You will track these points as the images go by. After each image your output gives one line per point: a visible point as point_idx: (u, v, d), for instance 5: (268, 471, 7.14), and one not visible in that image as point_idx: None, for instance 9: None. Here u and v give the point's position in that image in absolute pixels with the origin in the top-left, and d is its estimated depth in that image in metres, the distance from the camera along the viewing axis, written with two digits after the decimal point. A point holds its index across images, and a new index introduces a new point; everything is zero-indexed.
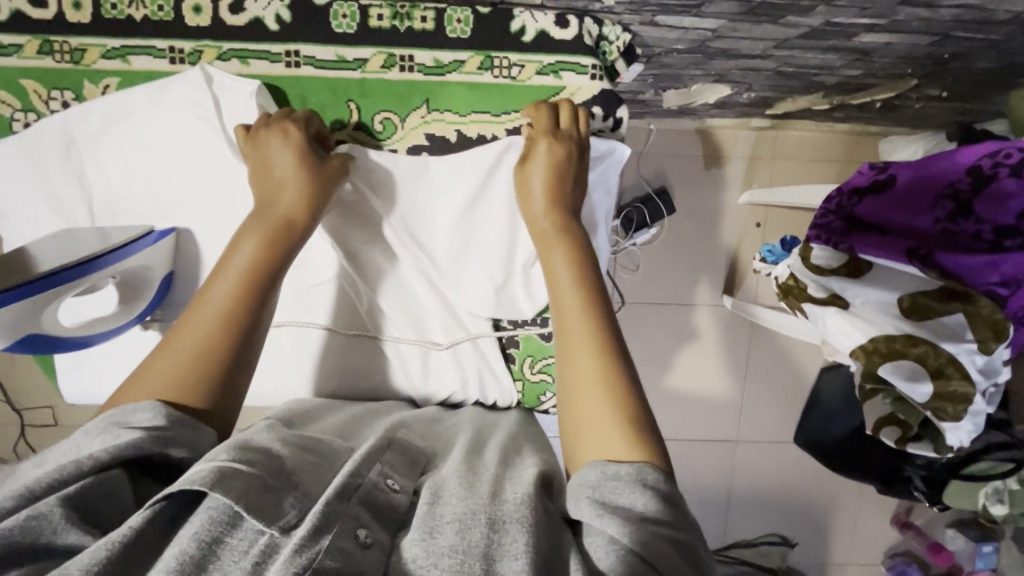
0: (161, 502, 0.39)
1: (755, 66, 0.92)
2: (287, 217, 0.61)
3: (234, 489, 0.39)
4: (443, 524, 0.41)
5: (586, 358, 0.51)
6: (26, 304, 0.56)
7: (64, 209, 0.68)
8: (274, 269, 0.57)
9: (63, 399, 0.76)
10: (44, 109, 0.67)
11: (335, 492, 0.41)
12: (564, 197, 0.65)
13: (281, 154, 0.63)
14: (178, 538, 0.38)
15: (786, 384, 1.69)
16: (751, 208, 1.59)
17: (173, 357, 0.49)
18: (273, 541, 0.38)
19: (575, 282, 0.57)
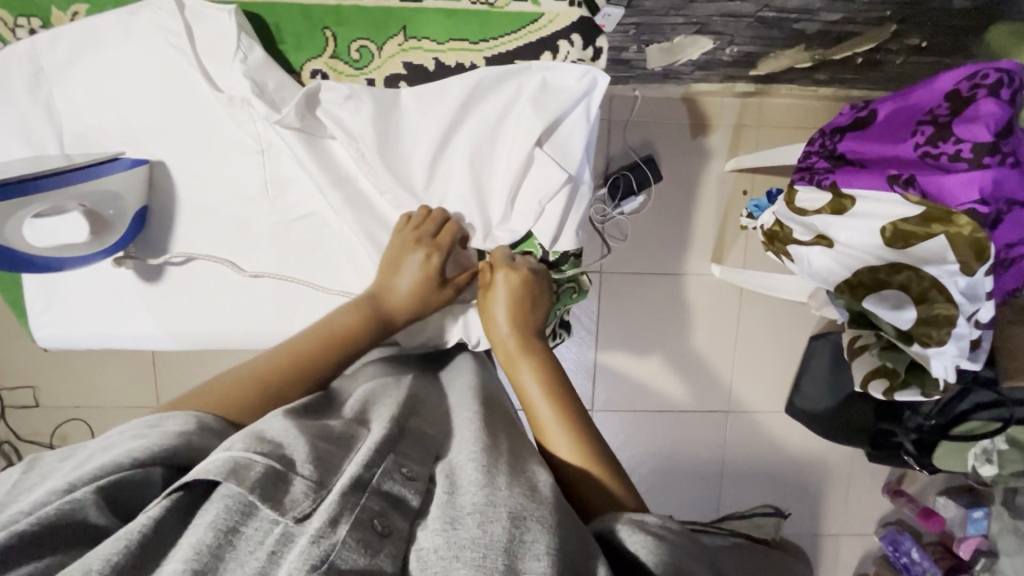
0: (177, 493, 0.40)
1: (737, 11, 0.93)
2: (388, 315, 0.67)
3: (247, 481, 0.39)
4: (465, 514, 0.41)
5: (566, 444, 0.55)
6: None
7: (32, 140, 0.67)
8: (352, 345, 0.64)
9: (35, 343, 0.74)
10: (11, 37, 0.66)
11: (349, 483, 0.42)
12: (529, 314, 0.67)
13: (413, 270, 0.67)
14: (193, 527, 0.38)
15: (775, 355, 1.69)
16: (737, 175, 1.59)
17: (236, 384, 0.55)
18: (287, 529, 0.38)
19: (546, 395, 0.59)
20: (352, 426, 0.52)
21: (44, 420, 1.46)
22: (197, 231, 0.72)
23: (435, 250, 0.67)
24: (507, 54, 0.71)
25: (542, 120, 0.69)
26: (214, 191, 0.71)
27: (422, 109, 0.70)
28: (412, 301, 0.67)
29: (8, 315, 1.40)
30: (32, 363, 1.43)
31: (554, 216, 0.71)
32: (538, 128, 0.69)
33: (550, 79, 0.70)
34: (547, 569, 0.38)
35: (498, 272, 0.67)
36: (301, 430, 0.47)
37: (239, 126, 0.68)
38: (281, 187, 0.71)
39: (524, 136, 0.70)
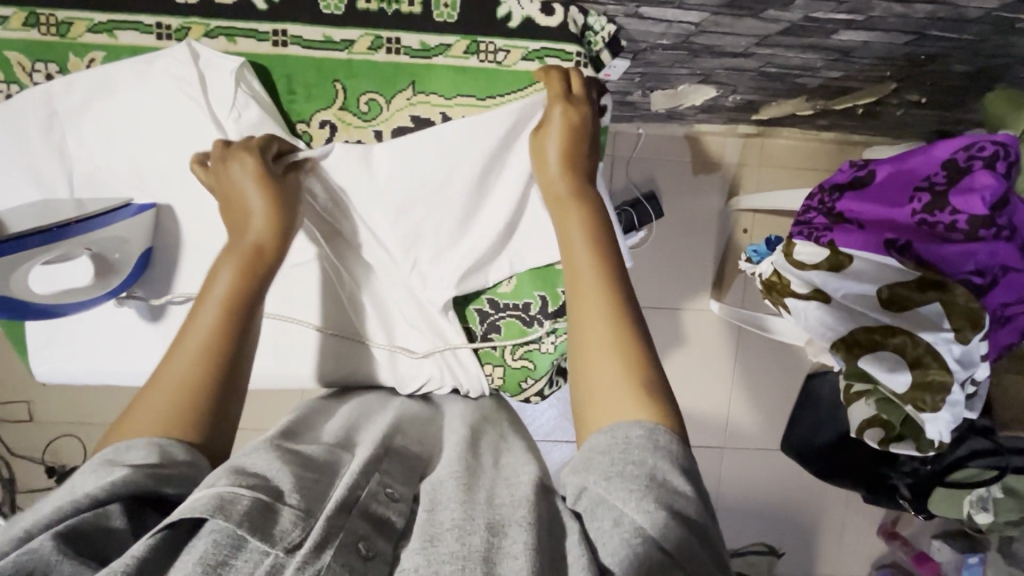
0: (163, 531, 0.38)
1: (740, 65, 0.95)
2: (259, 246, 0.59)
3: (236, 513, 0.38)
4: (444, 530, 0.40)
5: (608, 347, 0.51)
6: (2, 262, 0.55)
7: (41, 182, 0.68)
8: (252, 297, 0.56)
9: (34, 379, 0.74)
10: (27, 81, 0.67)
11: (336, 506, 0.41)
12: (580, 161, 0.64)
13: (245, 179, 0.62)
14: (179, 564, 0.37)
15: (772, 393, 1.69)
16: (739, 214, 1.61)
17: (171, 390, 0.49)
18: (276, 561, 0.37)
19: (590, 248, 0.57)
20: (336, 450, 0.52)
21: (37, 434, 1.47)
22: (198, 276, 0.72)
23: (249, 154, 0.63)
24: None
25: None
26: (216, 234, 0.71)
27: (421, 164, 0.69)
28: (272, 222, 0.61)
29: None
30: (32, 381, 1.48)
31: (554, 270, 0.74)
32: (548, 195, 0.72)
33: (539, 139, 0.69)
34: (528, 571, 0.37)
35: (556, 103, 0.64)
36: (284, 460, 0.46)
37: None
38: None
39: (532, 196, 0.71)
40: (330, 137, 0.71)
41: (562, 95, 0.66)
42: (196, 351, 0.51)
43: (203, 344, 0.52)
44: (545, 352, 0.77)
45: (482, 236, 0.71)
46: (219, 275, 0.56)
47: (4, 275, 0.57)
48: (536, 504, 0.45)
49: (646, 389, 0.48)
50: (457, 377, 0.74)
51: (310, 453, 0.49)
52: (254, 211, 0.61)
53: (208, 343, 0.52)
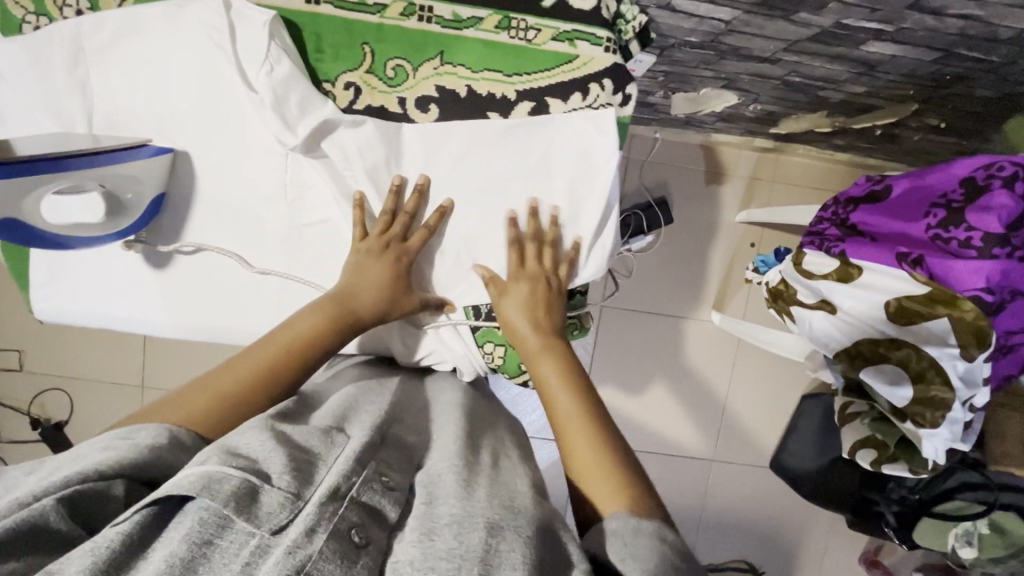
0: (149, 509, 0.39)
1: (765, 72, 0.95)
2: (355, 312, 0.66)
3: (222, 493, 0.39)
4: (442, 525, 0.42)
5: (596, 478, 0.52)
6: (14, 183, 0.55)
7: (62, 117, 0.68)
8: (325, 347, 0.63)
9: (32, 316, 0.74)
10: (57, 15, 0.67)
11: (326, 491, 0.42)
12: (548, 318, 0.70)
13: (375, 267, 0.68)
14: (164, 543, 0.38)
15: (765, 411, 1.69)
16: (746, 227, 1.61)
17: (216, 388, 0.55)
18: (263, 541, 0.38)
19: (575, 399, 0.61)
20: (331, 432, 0.52)
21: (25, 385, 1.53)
22: (207, 225, 0.72)
23: (398, 248, 0.69)
24: (537, 90, 0.72)
25: (576, 167, 0.72)
26: (232, 186, 0.71)
27: (451, 133, 0.71)
28: (382, 294, 0.68)
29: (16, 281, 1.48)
30: (30, 329, 1.52)
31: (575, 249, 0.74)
32: (571, 172, 0.72)
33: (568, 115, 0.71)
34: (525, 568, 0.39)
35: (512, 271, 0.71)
36: (277, 440, 0.47)
37: (265, 126, 0.69)
38: (300, 190, 0.71)
39: (559, 171, 0.73)
40: (352, 100, 0.70)
41: (517, 263, 0.72)
42: (253, 376, 0.58)
43: (262, 366, 0.59)
44: None
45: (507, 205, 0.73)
46: (301, 316, 0.64)
47: (18, 196, 0.57)
48: (528, 504, 0.47)
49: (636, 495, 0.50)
50: (464, 352, 0.76)
51: (300, 436, 0.50)
52: (374, 279, 0.67)
53: (270, 361, 0.59)
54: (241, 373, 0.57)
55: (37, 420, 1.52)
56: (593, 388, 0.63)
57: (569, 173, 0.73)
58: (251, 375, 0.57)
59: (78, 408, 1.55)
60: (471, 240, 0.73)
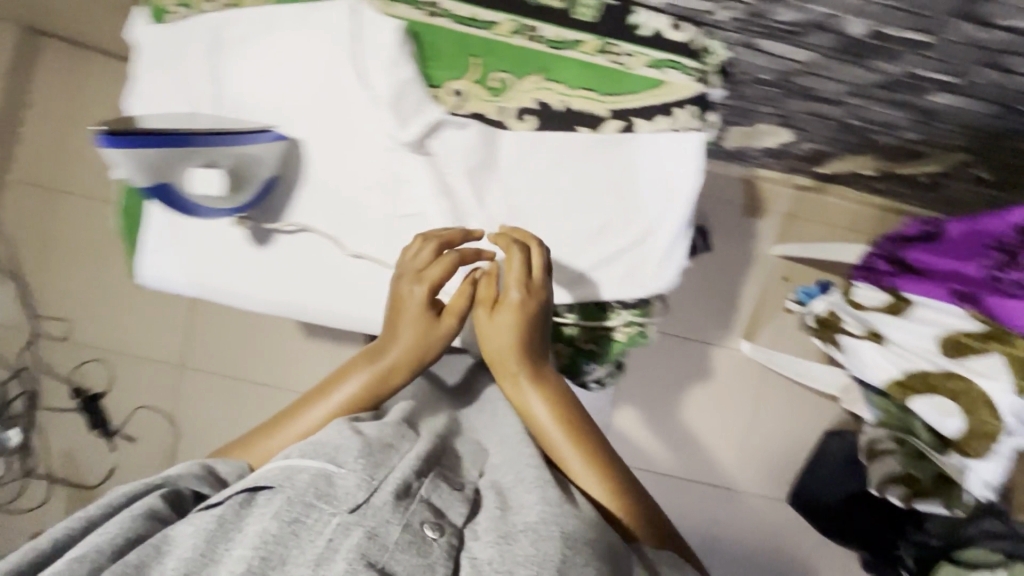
0: (242, 495, 0.51)
1: (824, 113, 1.01)
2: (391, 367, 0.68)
3: (304, 482, 0.50)
4: (518, 531, 0.50)
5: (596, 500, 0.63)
6: (164, 152, 0.64)
7: (194, 101, 0.74)
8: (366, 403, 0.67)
9: (135, 281, 0.79)
10: (201, 7, 0.74)
11: (398, 486, 0.51)
12: (532, 346, 0.69)
13: (411, 317, 0.69)
14: (255, 518, 0.48)
15: (786, 445, 1.71)
16: (780, 261, 1.65)
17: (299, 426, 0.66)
18: (344, 519, 0.47)
19: (555, 420, 0.67)
20: (403, 428, 0.61)
21: (70, 353, 1.58)
22: (310, 208, 0.77)
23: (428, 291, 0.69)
24: (626, 110, 0.77)
25: (657, 182, 0.77)
26: (337, 174, 0.76)
27: (546, 139, 0.76)
28: (417, 345, 0.69)
29: (79, 252, 1.56)
30: (79, 300, 1.57)
31: (653, 259, 0.79)
32: (652, 186, 0.78)
33: (655, 136, 0.77)
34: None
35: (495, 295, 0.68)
36: (349, 432, 0.57)
37: (375, 122, 0.74)
38: (399, 183, 0.76)
39: (643, 185, 0.77)
40: (457, 105, 0.76)
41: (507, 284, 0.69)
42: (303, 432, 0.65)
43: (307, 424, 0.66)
44: (615, 340, 0.83)
45: (591, 212, 0.78)
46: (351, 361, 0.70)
47: (171, 165, 0.66)
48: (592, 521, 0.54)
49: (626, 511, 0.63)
50: None
51: (370, 432, 0.57)
52: (408, 332, 0.68)
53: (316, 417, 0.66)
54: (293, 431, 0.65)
55: (76, 389, 1.56)
56: (576, 406, 0.69)
57: (652, 188, 0.78)
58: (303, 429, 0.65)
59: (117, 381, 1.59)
60: (556, 242, 0.78)
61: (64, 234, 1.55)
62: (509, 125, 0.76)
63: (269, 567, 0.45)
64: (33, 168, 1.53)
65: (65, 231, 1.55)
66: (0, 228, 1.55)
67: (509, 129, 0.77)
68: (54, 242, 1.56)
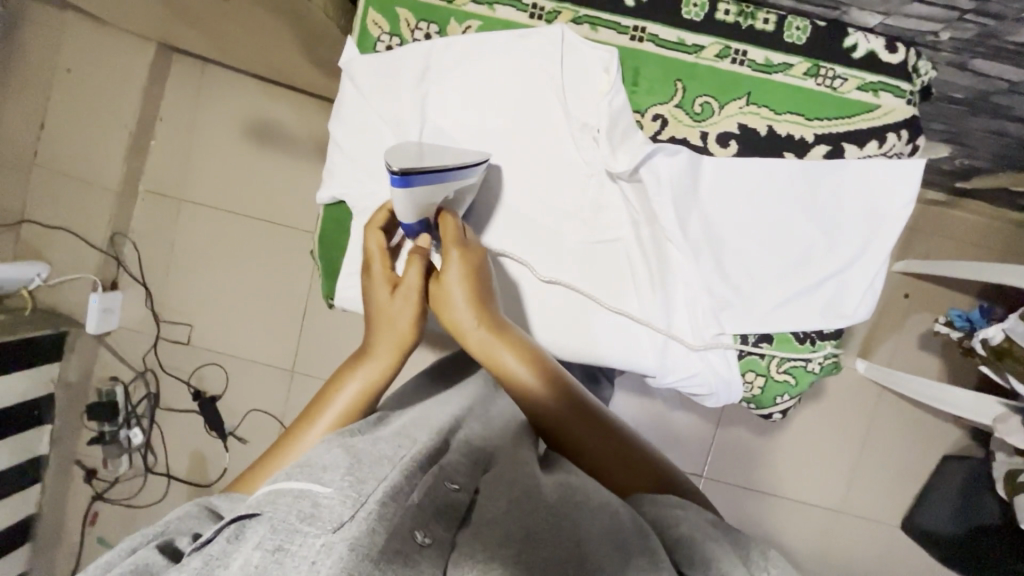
0: (226, 526, 0.42)
1: (1007, 130, 0.95)
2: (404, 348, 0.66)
3: (282, 503, 0.41)
4: (497, 529, 0.46)
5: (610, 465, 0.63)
6: (436, 190, 0.64)
7: (398, 128, 0.75)
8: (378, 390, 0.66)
9: (330, 303, 0.81)
10: (407, 35, 0.75)
11: (387, 493, 0.43)
12: (491, 306, 0.66)
13: (403, 298, 0.65)
14: (238, 550, 0.39)
15: (899, 467, 1.64)
16: (901, 278, 1.59)
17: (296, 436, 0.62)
18: (327, 541, 0.39)
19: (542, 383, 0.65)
20: (396, 433, 0.54)
21: (189, 357, 1.64)
22: (505, 233, 0.76)
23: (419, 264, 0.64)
24: (834, 136, 0.74)
25: (865, 211, 0.74)
26: (532, 200, 0.76)
27: (750, 165, 0.74)
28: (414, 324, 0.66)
29: (202, 259, 1.62)
30: (201, 304, 1.63)
31: (854, 290, 0.76)
32: (859, 216, 0.75)
33: (866, 162, 0.74)
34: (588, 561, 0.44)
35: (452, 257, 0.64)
36: (333, 442, 0.50)
37: (578, 150, 0.75)
38: (598, 210, 0.76)
39: (848, 214, 0.75)
40: (658, 130, 0.75)
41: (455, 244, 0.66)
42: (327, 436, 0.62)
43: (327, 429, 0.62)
44: (809, 372, 0.80)
45: (791, 241, 0.75)
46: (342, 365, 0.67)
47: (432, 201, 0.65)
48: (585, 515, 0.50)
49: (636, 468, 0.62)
50: (723, 377, 0.79)
51: (355, 440, 0.51)
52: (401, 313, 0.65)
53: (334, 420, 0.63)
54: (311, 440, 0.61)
55: (195, 391, 1.62)
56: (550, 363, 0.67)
57: (857, 217, 0.75)
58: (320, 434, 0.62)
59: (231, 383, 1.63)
60: (753, 270, 0.76)
61: (188, 243, 1.62)
62: (713, 151, 0.75)
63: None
64: (164, 179, 1.60)
65: (190, 240, 1.61)
66: (130, 237, 1.62)
67: (712, 154, 0.75)
68: (179, 250, 1.62)
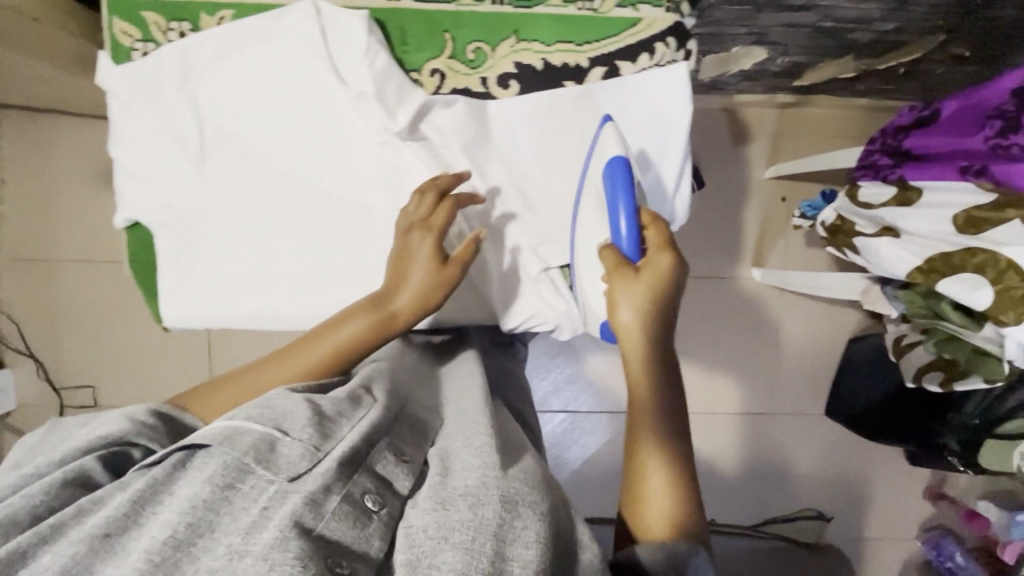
0: (183, 451, 0.44)
1: (798, 21, 1.00)
2: (394, 317, 0.64)
3: (242, 444, 0.43)
4: (455, 496, 0.44)
5: (665, 507, 0.53)
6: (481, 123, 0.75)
7: (177, 136, 0.74)
8: (365, 350, 0.63)
9: (161, 326, 0.79)
10: (162, 39, 0.73)
11: (343, 457, 0.45)
12: (665, 318, 0.60)
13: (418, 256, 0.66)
14: (187, 479, 0.42)
15: (814, 359, 1.73)
16: (776, 183, 1.65)
17: (277, 373, 0.60)
18: (279, 488, 0.41)
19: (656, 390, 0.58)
20: (355, 398, 0.53)
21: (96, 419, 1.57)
22: (314, 218, 0.77)
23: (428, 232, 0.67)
24: (608, 55, 0.76)
25: (651, 120, 0.77)
26: (333, 178, 0.76)
27: (530, 98, 0.76)
28: (421, 293, 0.65)
29: (87, 315, 1.55)
30: (94, 363, 1.56)
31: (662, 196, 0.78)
32: (648, 127, 0.77)
33: (637, 74, 0.76)
34: (533, 559, 0.41)
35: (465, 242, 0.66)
36: (308, 403, 0.50)
37: (361, 119, 0.73)
38: (399, 175, 0.75)
39: (636, 127, 0.77)
40: (438, 85, 0.76)
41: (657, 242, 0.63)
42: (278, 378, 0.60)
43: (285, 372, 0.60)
44: None
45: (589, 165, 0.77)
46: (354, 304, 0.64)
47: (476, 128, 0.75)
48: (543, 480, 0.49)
49: (679, 517, 0.52)
50: (558, 308, 0.80)
51: (324, 403, 0.51)
52: (416, 279, 0.65)
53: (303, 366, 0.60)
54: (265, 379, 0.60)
55: None
56: (677, 389, 0.59)
57: (644, 128, 0.77)
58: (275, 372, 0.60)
59: None
60: (559, 199, 0.78)
61: (67, 303, 1.54)
62: (500, 94, 0.77)
63: (195, 537, 0.38)
64: (25, 244, 1.52)
65: (66, 300, 1.54)
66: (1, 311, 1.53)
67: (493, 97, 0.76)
68: (57, 313, 1.54)
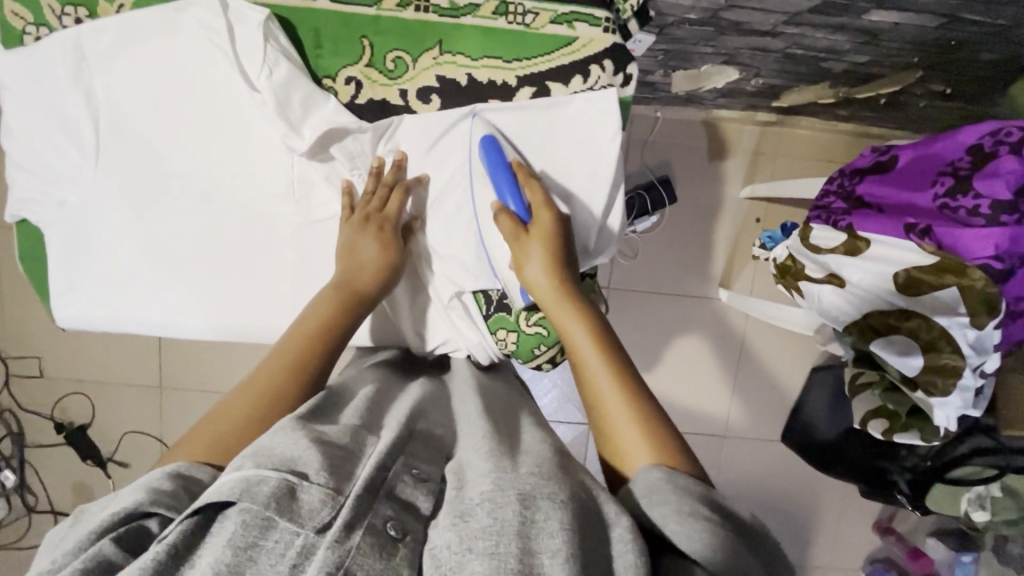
0: (194, 516, 0.37)
1: (765, 45, 0.93)
2: (364, 291, 0.67)
3: (261, 495, 0.36)
4: (475, 505, 0.38)
5: (635, 441, 0.50)
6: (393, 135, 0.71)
7: (71, 129, 0.70)
8: (345, 329, 0.64)
9: (55, 324, 0.76)
10: (55, 23, 0.68)
11: (364, 486, 0.39)
12: (567, 269, 0.66)
13: (372, 243, 0.69)
14: (210, 546, 0.35)
15: (777, 386, 1.62)
16: (751, 203, 1.55)
17: (250, 398, 0.53)
18: (308, 541, 0.35)
19: (590, 339, 0.59)
20: (359, 432, 0.47)
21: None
22: (216, 226, 0.73)
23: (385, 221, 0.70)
24: (538, 75, 0.72)
25: (580, 148, 0.72)
26: (238, 185, 0.73)
27: (451, 115, 0.72)
28: (381, 272, 0.69)
29: None
30: None
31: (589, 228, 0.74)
32: (576, 155, 0.73)
33: (574, 100, 0.72)
34: (564, 547, 0.35)
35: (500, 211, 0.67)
36: (310, 438, 0.43)
37: (270, 127, 0.70)
38: (307, 190, 0.73)
39: (567, 155, 0.73)
40: (354, 94, 0.71)
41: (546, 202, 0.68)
42: (264, 397, 0.54)
43: (270, 389, 0.55)
44: None
45: None
46: (316, 301, 0.65)
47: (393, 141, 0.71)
48: (559, 470, 0.44)
49: (658, 444, 0.49)
50: (472, 334, 0.77)
51: (330, 434, 0.45)
52: (371, 260, 0.69)
53: (286, 371, 0.57)
54: (244, 402, 0.53)
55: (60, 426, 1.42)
56: (610, 330, 0.61)
57: (576, 157, 0.73)
58: (266, 392, 0.54)
59: (100, 412, 1.45)
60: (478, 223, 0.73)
61: None
62: (418, 108, 0.72)
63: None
64: None
65: None
66: None
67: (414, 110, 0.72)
68: None
